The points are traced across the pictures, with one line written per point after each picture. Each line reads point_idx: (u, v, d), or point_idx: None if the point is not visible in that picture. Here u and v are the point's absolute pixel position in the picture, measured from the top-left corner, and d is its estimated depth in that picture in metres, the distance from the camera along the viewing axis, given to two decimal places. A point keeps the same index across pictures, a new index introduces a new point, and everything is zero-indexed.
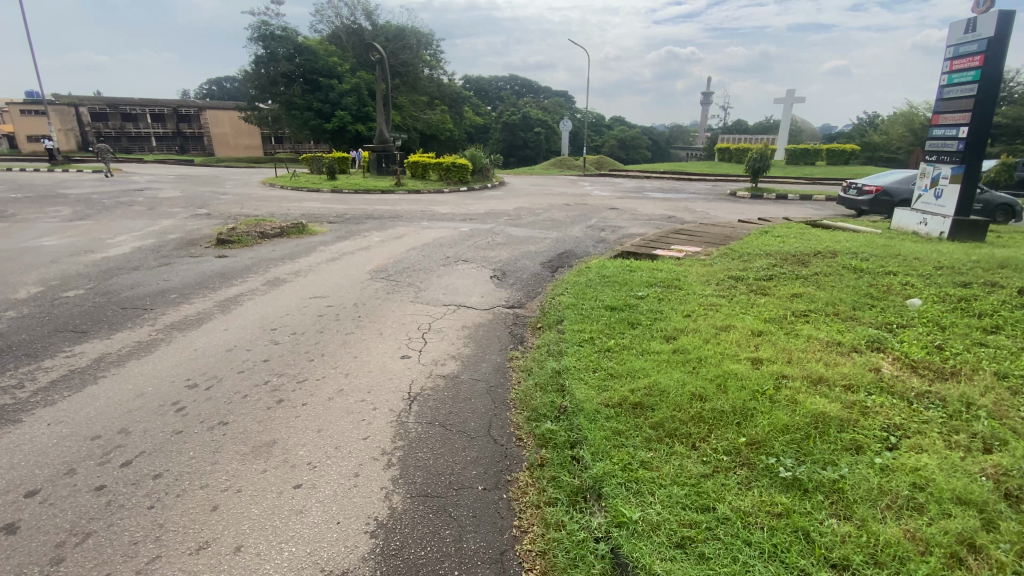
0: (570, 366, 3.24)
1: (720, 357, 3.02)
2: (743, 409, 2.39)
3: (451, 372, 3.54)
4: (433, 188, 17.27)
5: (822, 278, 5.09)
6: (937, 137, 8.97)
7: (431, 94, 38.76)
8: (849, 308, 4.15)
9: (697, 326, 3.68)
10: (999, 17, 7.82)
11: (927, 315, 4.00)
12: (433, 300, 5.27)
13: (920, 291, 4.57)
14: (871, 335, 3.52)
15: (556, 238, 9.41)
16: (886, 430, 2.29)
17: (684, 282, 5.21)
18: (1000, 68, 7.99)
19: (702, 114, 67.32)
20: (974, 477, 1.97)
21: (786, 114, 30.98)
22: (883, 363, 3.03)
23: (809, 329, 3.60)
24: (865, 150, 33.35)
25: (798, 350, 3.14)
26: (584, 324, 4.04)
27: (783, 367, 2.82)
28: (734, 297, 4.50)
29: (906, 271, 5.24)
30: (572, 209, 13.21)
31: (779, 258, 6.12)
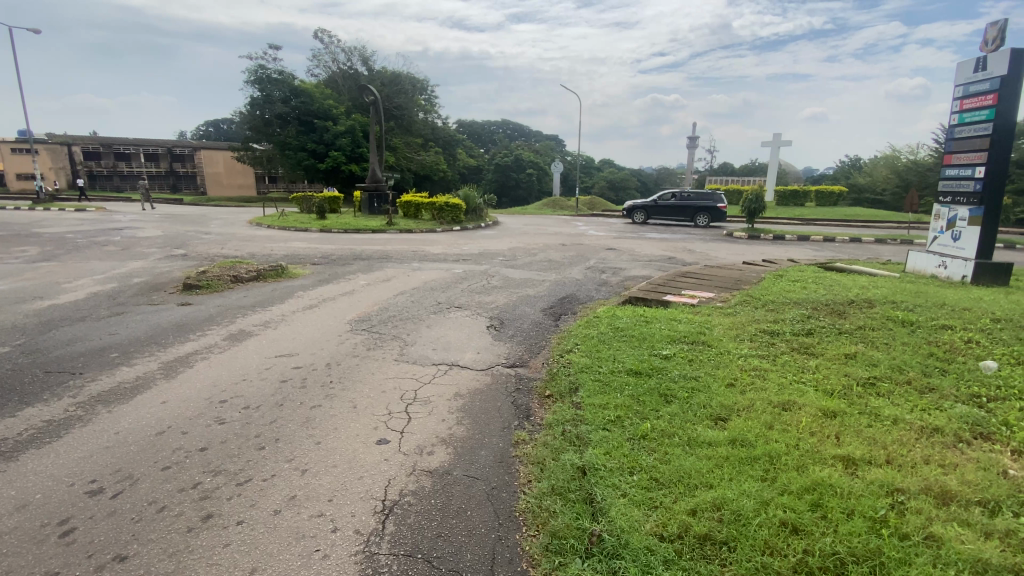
0: (599, 460, 2.48)
1: (800, 457, 2.27)
2: (865, 558, 1.64)
3: (440, 465, 2.74)
4: (425, 227, 16.72)
5: (871, 334, 4.38)
6: (951, 178, 8.57)
7: (424, 136, 39.01)
8: (919, 374, 3.43)
9: (749, 403, 2.93)
10: (1010, 55, 7.51)
11: (1019, 382, 3.24)
12: (420, 358, 4.48)
13: (995, 351, 3.83)
14: (966, 415, 2.75)
15: (555, 280, 8.74)
16: None
17: (712, 337, 4.50)
18: (1015, 107, 7.60)
19: (688, 157, 68.71)
20: None
21: (775, 157, 31.27)
22: (1011, 462, 2.26)
23: (887, 407, 2.85)
24: (852, 191, 33.72)
25: (891, 442, 2.40)
26: (605, 396, 3.27)
27: (891, 474, 2.05)
28: (780, 359, 3.78)
29: (963, 324, 4.52)
30: (570, 250, 12.64)
31: (811, 308, 5.44)
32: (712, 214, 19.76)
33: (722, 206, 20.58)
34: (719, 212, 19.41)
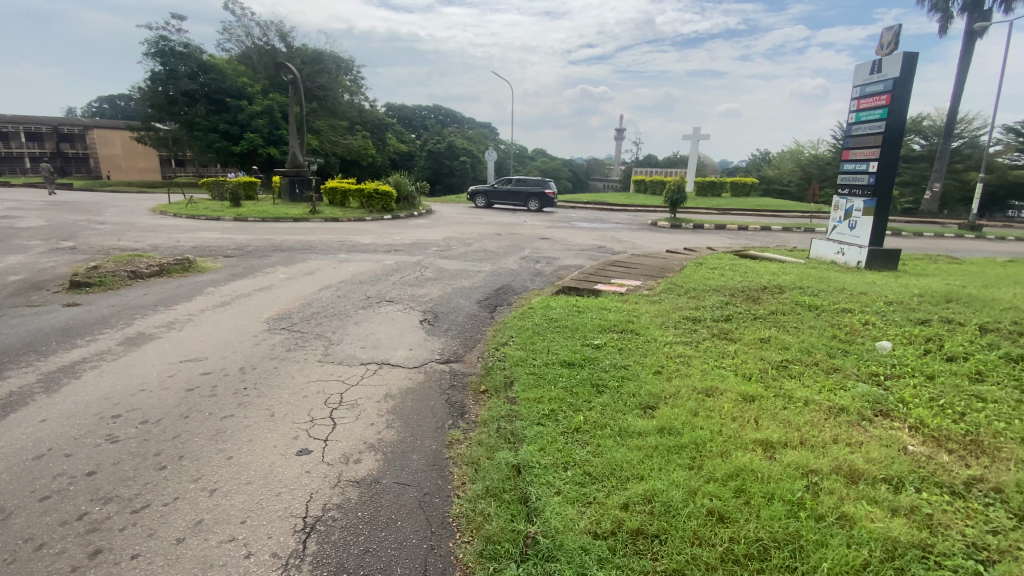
0: (533, 456, 2.44)
1: (724, 443, 2.34)
2: (786, 541, 1.70)
3: (368, 474, 2.58)
4: (353, 216, 15.99)
5: (782, 318, 4.70)
6: (849, 171, 9.40)
7: (350, 119, 37.24)
8: (825, 355, 3.72)
9: (676, 391, 3.02)
10: (901, 58, 8.30)
11: (907, 361, 3.58)
12: (347, 358, 4.24)
13: (886, 331, 4.24)
14: (865, 394, 3.00)
15: (490, 271, 8.65)
16: (964, 552, 1.65)
17: (641, 325, 4.63)
18: (904, 107, 8.42)
19: (617, 148, 70.78)
20: None
21: (695, 149, 32.98)
22: (903, 437, 2.48)
23: (799, 389, 3.03)
24: (763, 182, 36.36)
25: (803, 423, 2.56)
26: (539, 389, 3.23)
27: (805, 456, 2.17)
28: (703, 346, 3.95)
29: (860, 307, 4.96)
30: (504, 239, 12.60)
31: (730, 295, 5.76)
32: (542, 199, 21.61)
33: (553, 192, 22.57)
34: (550, 199, 21.37)
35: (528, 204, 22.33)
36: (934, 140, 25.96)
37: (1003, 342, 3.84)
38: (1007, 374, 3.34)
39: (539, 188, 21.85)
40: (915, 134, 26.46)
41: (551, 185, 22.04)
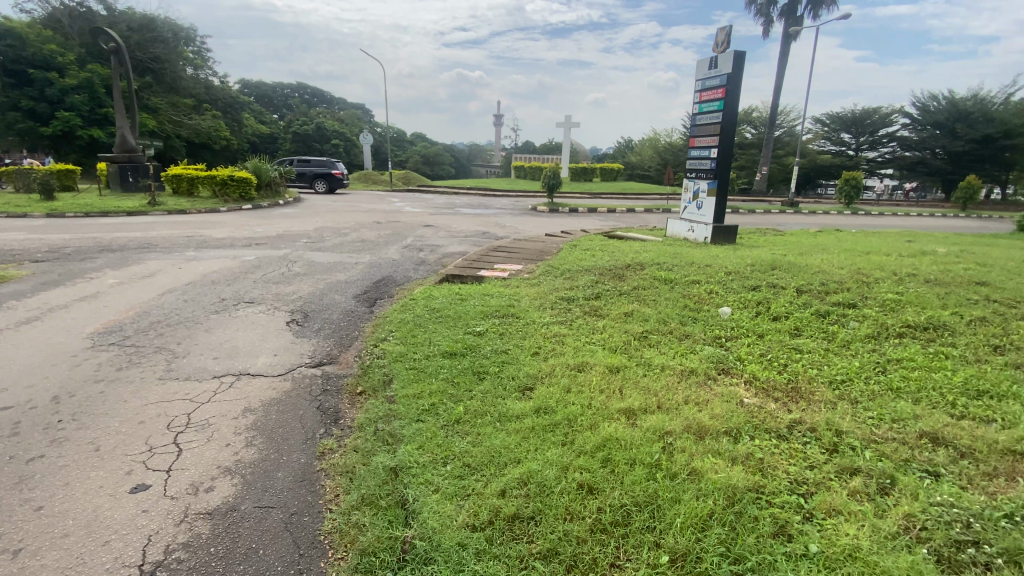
0: (412, 455, 2.34)
1: (593, 416, 2.47)
2: (646, 503, 1.82)
3: (223, 503, 2.28)
4: (206, 206, 14.15)
5: (644, 293, 5.12)
6: (695, 157, 10.50)
7: (196, 96, 32.78)
8: (678, 323, 4.13)
9: (551, 370, 3.11)
10: (732, 57, 9.39)
11: (743, 323, 4.11)
12: (197, 372, 3.72)
13: (726, 298, 4.83)
14: (711, 355, 3.37)
15: (368, 262, 8.23)
16: (790, 489, 1.90)
17: (519, 308, 4.72)
18: (735, 100, 9.58)
19: (495, 133, 71.68)
20: (894, 540, 1.63)
21: (568, 136, 34.59)
22: (740, 391, 2.84)
23: (658, 357, 3.31)
24: (628, 167, 39.40)
25: (662, 388, 2.79)
26: (419, 383, 3.10)
27: (662, 420, 2.36)
28: (576, 323, 4.14)
29: (706, 279, 5.59)
30: (384, 228, 12.09)
31: (599, 274, 6.14)
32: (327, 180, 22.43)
33: (341, 173, 23.41)
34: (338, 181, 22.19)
35: (314, 185, 22.96)
36: (762, 129, 30.20)
37: (813, 301, 4.57)
38: (816, 328, 3.98)
39: (324, 170, 22.56)
40: (747, 124, 30.54)
41: (336, 166, 22.84)
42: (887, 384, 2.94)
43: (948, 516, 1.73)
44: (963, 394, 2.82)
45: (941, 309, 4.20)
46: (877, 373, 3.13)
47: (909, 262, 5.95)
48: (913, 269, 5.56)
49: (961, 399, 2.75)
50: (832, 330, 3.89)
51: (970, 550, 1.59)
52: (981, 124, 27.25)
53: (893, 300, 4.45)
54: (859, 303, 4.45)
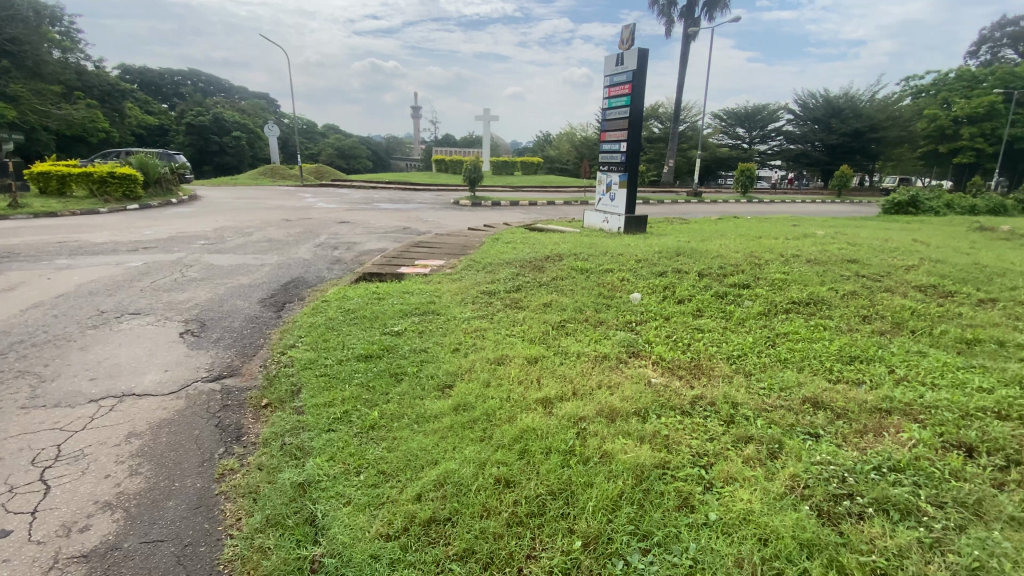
0: (323, 467, 2.20)
1: (510, 408, 2.47)
2: (560, 491, 1.85)
3: (102, 542, 2.02)
4: (82, 207, 12.52)
5: (561, 283, 5.24)
6: (607, 150, 10.90)
7: (65, 82, 28.83)
8: (594, 310, 4.26)
9: (470, 366, 3.07)
10: (636, 54, 9.83)
11: (652, 307, 4.33)
12: (69, 397, 3.26)
13: (637, 284, 5.07)
14: (624, 340, 3.51)
15: (276, 263, 7.70)
16: (693, 462, 2.01)
17: (438, 304, 4.63)
18: (641, 95, 10.04)
19: (413, 126, 70.03)
20: (781, 500, 1.78)
21: (487, 130, 34.57)
22: (650, 372, 2.98)
23: (574, 345, 3.39)
24: (547, 160, 40.18)
25: (577, 375, 2.85)
26: (331, 391, 2.93)
27: (577, 406, 2.41)
28: (496, 317, 4.13)
29: (619, 267, 5.82)
30: (294, 226, 11.37)
31: (519, 266, 6.18)
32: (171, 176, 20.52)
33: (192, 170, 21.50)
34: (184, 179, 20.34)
35: None
36: (668, 124, 32.05)
37: (714, 284, 4.90)
38: (716, 308, 4.28)
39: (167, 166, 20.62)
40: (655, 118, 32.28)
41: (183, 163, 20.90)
42: (775, 356, 3.23)
43: (825, 473, 1.92)
44: (837, 361, 3.16)
45: (819, 285, 4.69)
46: (768, 346, 3.43)
47: (796, 245, 6.57)
48: (797, 250, 6.16)
49: (836, 365, 3.08)
50: (730, 310, 4.20)
51: (843, 502, 1.78)
52: (850, 119, 30.76)
53: (780, 279, 4.90)
54: (754, 284, 4.85)
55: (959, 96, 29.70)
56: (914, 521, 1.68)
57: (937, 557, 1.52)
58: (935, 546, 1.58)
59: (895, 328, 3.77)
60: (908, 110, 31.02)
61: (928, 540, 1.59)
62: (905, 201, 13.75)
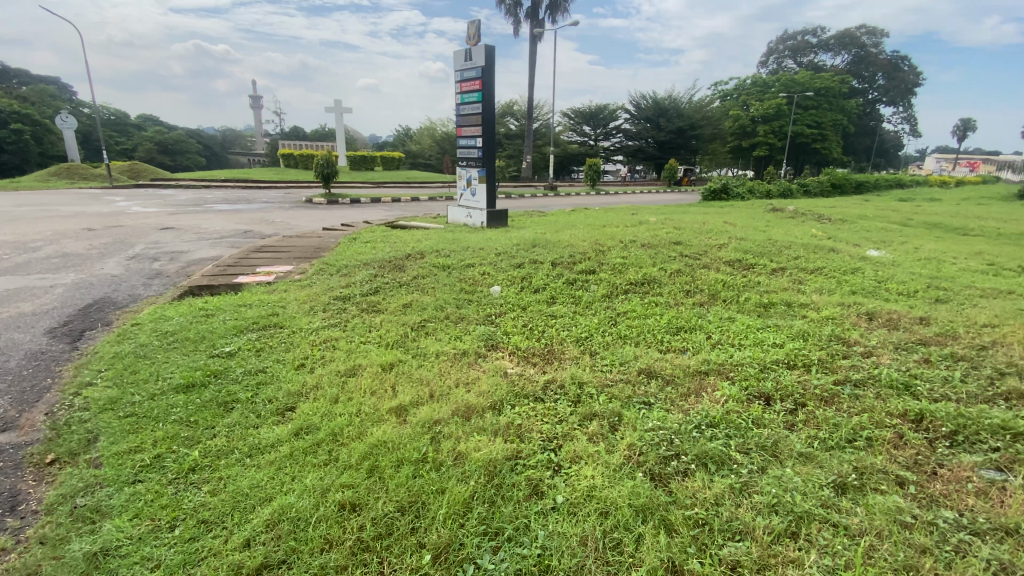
0: (124, 529, 1.83)
1: (359, 423, 2.30)
2: (411, 504, 1.77)
3: None
4: None
5: (421, 281, 5.11)
6: (463, 145, 10.94)
7: None
8: (453, 307, 4.22)
9: (317, 381, 2.82)
10: (483, 50, 9.97)
11: (510, 299, 4.43)
12: None
13: (497, 277, 5.15)
14: (482, 334, 3.53)
15: (74, 283, 6.33)
16: (543, 448, 2.07)
17: (284, 314, 4.20)
18: (491, 92, 10.23)
19: (255, 118, 63.25)
20: (621, 471, 1.91)
21: (340, 123, 32.57)
22: (506, 364, 3.02)
23: (431, 345, 3.31)
24: (407, 155, 39.24)
25: (434, 376, 2.78)
26: (140, 434, 2.47)
27: (430, 410, 2.34)
28: (349, 324, 3.86)
29: (479, 262, 5.87)
30: (101, 236, 9.49)
31: (377, 266, 5.90)
32: None
33: None
34: None
35: None
36: (523, 120, 33.39)
37: (567, 272, 5.19)
38: (568, 294, 4.54)
39: None
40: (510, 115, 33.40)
41: None
42: (619, 334, 3.51)
43: (658, 439, 2.12)
44: (668, 332, 3.55)
45: (654, 266, 5.23)
46: (613, 326, 3.72)
47: (635, 232, 7.26)
48: (637, 236, 6.82)
49: (667, 337, 3.46)
50: (581, 295, 4.48)
51: (672, 463, 1.97)
52: (676, 118, 35.09)
53: (623, 263, 5.36)
54: (599, 269, 5.24)
55: (754, 100, 35.61)
56: (726, 469, 1.93)
57: (744, 498, 1.76)
58: (742, 488, 1.82)
59: (712, 299, 4.36)
60: (717, 112, 36.38)
61: (737, 484, 1.83)
62: (719, 190, 16.09)
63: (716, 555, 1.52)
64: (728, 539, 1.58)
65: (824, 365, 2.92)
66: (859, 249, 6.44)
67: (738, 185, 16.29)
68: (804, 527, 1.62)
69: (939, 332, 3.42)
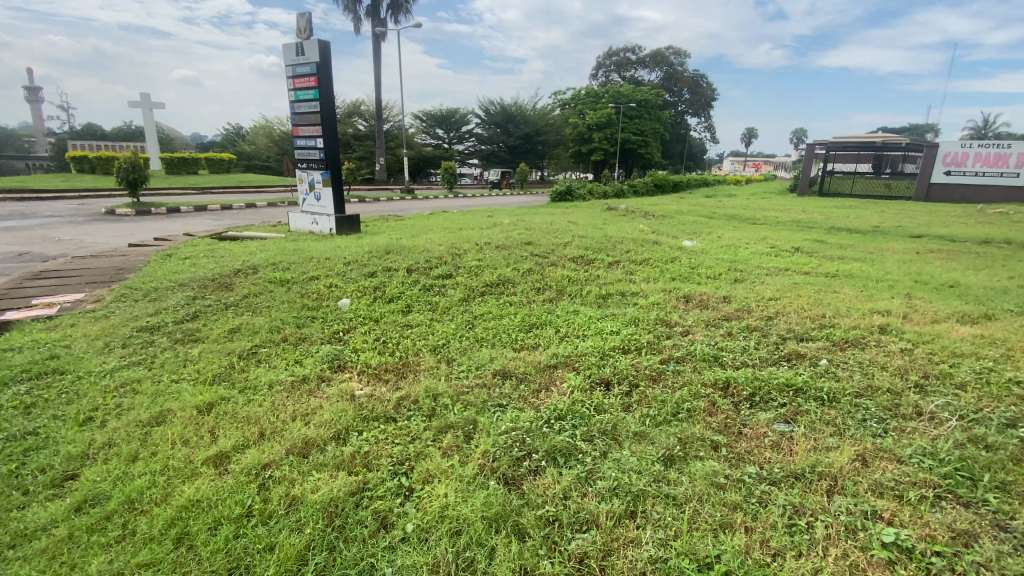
0: None
1: (168, 481, 1.93)
2: (234, 569, 1.52)
3: None
4: None
5: (254, 300, 4.55)
6: (302, 147, 10.09)
7: None
8: (294, 327, 3.83)
9: (111, 436, 2.30)
10: (317, 45, 9.29)
11: (360, 311, 4.16)
12: None
13: (345, 289, 4.81)
14: (326, 355, 3.24)
15: None
16: (393, 474, 1.95)
17: (68, 355, 3.39)
18: (330, 90, 9.59)
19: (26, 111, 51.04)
20: (474, 482, 1.88)
21: (150, 120, 27.86)
22: (353, 385, 2.81)
23: (265, 374, 2.93)
24: (240, 158, 35.12)
25: (267, 411, 2.46)
26: None
27: (261, 451, 2.06)
28: (160, 359, 3.26)
29: (324, 273, 5.43)
30: None
31: (201, 286, 5.12)
32: None
33: None
34: None
35: None
36: (371, 122, 32.14)
37: (422, 278, 5.06)
38: (424, 301, 4.42)
39: None
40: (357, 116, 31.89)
41: None
42: (474, 338, 3.51)
43: (510, 441, 2.13)
44: (521, 330, 3.65)
45: (507, 267, 5.37)
46: (469, 330, 3.71)
47: (489, 234, 7.41)
48: (490, 238, 6.96)
49: (520, 335, 3.55)
50: (437, 301, 4.40)
51: (524, 464, 2.00)
52: (523, 123, 36.98)
53: (478, 266, 5.40)
54: (454, 273, 5.20)
55: (589, 108, 39.11)
56: (573, 460, 2.02)
57: (589, 486, 1.85)
58: (588, 477, 1.91)
59: (560, 294, 4.61)
60: (559, 118, 39.17)
61: (583, 474, 1.92)
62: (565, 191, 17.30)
63: (565, 552, 1.57)
64: (576, 533, 1.64)
65: (653, 346, 3.26)
66: (677, 241, 7.39)
67: (580, 186, 17.68)
68: (641, 504, 1.76)
69: (737, 307, 4.06)
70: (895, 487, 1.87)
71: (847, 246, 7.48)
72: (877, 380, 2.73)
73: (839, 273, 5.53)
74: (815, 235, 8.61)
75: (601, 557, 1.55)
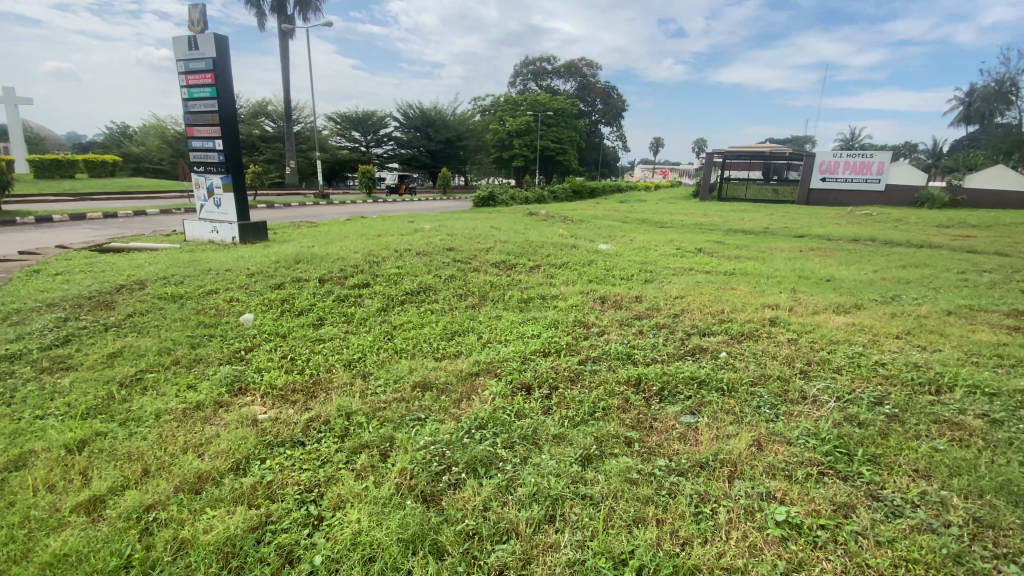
0: None
1: (26, 536, 1.66)
2: None
3: None
4: None
5: (141, 319, 4.09)
6: (198, 149, 9.26)
7: None
8: (189, 347, 3.48)
9: None
10: (213, 40, 8.61)
11: (265, 327, 3.87)
12: None
13: (249, 303, 4.47)
14: (226, 377, 2.97)
15: None
16: (300, 502, 1.82)
17: None
18: (229, 89, 8.91)
19: None
20: (391, 503, 1.80)
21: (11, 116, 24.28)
22: (257, 409, 2.60)
23: (151, 404, 2.62)
24: (126, 160, 31.61)
25: (154, 444, 2.21)
26: None
27: (144, 491, 1.84)
28: (20, 394, 2.81)
29: (225, 286, 5.01)
30: None
31: (75, 306, 4.51)
32: None
33: None
34: None
35: None
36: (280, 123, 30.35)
37: (335, 288, 4.83)
38: (338, 313, 4.21)
39: None
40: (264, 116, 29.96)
41: None
42: (392, 349, 3.39)
43: (429, 455, 2.08)
44: (442, 339, 3.59)
45: (427, 274, 5.27)
46: (387, 341, 3.58)
47: (408, 240, 7.25)
48: (410, 245, 6.81)
49: (440, 344, 3.48)
50: (352, 312, 4.21)
51: (443, 478, 1.96)
52: (443, 128, 36.76)
53: (396, 274, 5.25)
54: (372, 282, 5.02)
55: (508, 115, 39.75)
56: (494, 469, 2.01)
57: (509, 494, 1.85)
58: (508, 485, 1.91)
59: (482, 300, 4.60)
60: (479, 124, 39.40)
61: (503, 482, 1.91)
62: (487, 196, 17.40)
63: (486, 566, 1.55)
64: (496, 544, 1.62)
65: (571, 348, 3.35)
66: (593, 244, 7.68)
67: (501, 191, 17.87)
68: (559, 507, 1.78)
69: (647, 307, 4.29)
70: (786, 467, 2.06)
71: (743, 246, 8.18)
72: (769, 369, 3.00)
73: (735, 271, 6.03)
74: (715, 237, 9.34)
75: (522, 567, 1.54)
